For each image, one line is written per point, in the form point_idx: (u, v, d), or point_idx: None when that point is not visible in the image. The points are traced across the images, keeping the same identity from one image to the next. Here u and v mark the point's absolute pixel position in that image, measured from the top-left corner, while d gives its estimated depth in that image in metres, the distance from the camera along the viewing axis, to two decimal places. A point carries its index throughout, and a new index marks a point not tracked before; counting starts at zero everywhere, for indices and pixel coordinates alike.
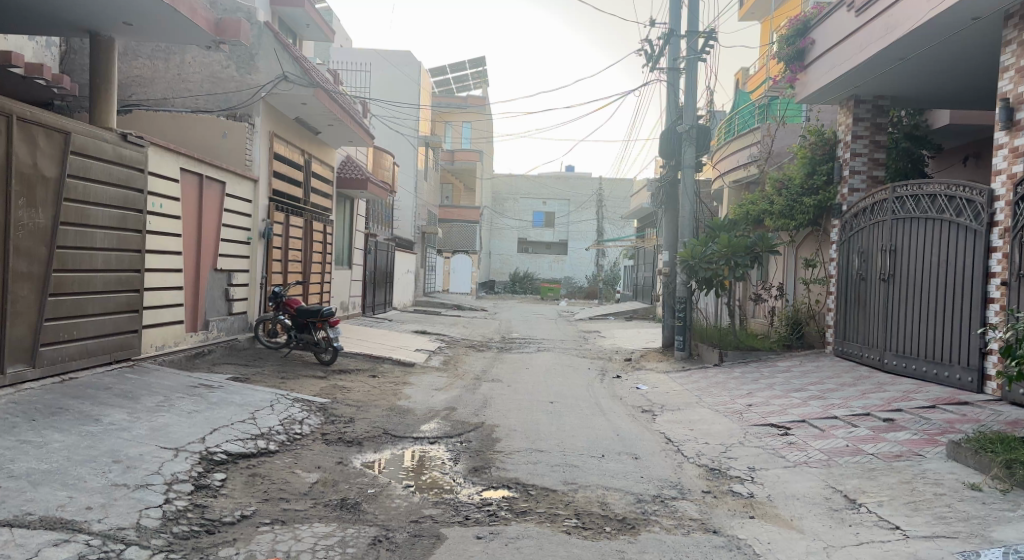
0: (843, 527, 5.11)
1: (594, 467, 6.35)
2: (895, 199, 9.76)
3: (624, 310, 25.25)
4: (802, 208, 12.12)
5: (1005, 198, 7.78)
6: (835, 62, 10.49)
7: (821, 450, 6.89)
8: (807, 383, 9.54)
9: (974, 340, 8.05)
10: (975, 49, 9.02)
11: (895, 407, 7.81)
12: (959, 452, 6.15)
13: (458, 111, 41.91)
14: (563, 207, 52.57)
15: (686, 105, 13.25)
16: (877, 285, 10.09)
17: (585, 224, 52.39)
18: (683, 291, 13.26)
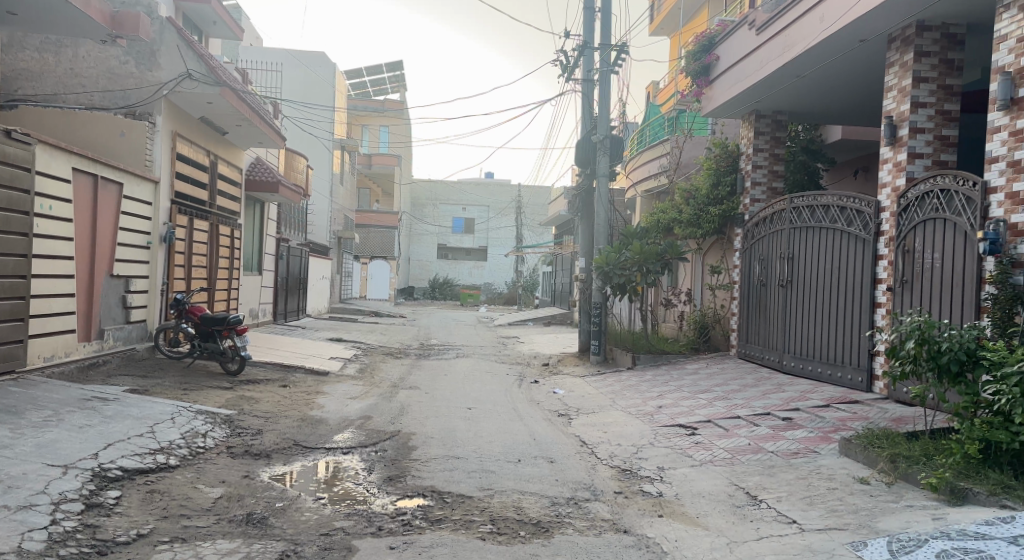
0: (745, 523, 5.35)
1: (509, 472, 6.39)
2: (792, 209, 10.32)
3: (542, 316, 25.56)
4: (708, 217, 12.64)
5: (890, 209, 8.33)
6: (738, 77, 11.00)
7: (724, 449, 7.18)
8: (713, 384, 9.92)
9: (864, 342, 8.59)
10: (862, 69, 9.65)
11: (793, 406, 8.23)
12: (849, 448, 6.54)
13: (375, 114, 41.33)
14: (483, 213, 52.75)
15: (601, 115, 13.55)
16: (776, 291, 10.63)
17: (505, 231, 52.69)
18: (598, 296, 13.53)
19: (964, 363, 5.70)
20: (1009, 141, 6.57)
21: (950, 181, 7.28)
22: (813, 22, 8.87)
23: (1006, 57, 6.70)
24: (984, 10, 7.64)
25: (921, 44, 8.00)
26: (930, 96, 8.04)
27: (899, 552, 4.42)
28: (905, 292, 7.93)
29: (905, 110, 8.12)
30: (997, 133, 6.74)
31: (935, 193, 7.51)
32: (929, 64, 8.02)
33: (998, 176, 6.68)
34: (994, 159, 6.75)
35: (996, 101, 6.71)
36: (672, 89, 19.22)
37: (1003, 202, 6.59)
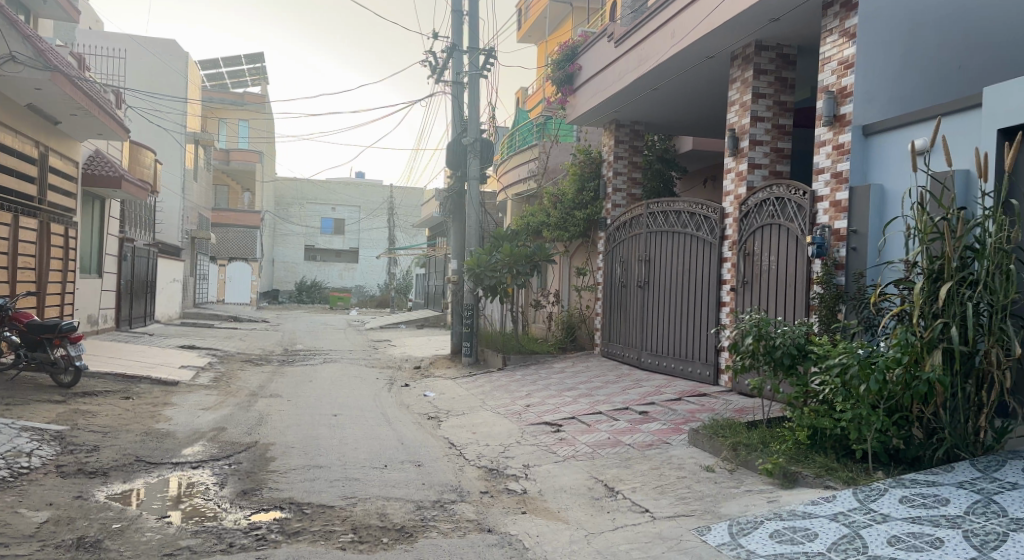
0: (603, 514, 5.56)
1: (375, 478, 6.26)
2: (649, 214, 10.88)
3: (415, 318, 25.35)
4: (574, 221, 13.05)
5: (733, 215, 8.99)
6: (599, 86, 11.45)
7: (586, 444, 7.43)
8: (578, 382, 10.26)
9: (712, 339, 9.21)
10: (709, 84, 10.35)
11: (649, 400, 8.68)
12: (697, 438, 6.99)
13: (232, 108, 39.33)
14: (353, 214, 51.56)
15: (470, 118, 13.65)
16: (635, 292, 11.20)
17: (377, 233, 51.77)
18: (470, 298, 13.59)
19: (795, 357, 6.24)
20: (832, 154, 7.28)
21: (784, 190, 7.96)
22: (665, 37, 9.39)
23: (829, 77, 7.41)
24: (811, 34, 8.42)
25: (759, 62, 8.68)
26: (767, 111, 8.74)
27: (738, 534, 4.75)
28: (746, 292, 8.57)
29: (746, 123, 8.78)
30: (823, 147, 7.45)
31: (772, 201, 8.16)
32: (765, 82, 8.72)
33: (823, 186, 7.39)
34: (820, 170, 7.46)
35: (822, 117, 7.41)
36: (540, 95, 19.66)
37: (828, 209, 7.29)
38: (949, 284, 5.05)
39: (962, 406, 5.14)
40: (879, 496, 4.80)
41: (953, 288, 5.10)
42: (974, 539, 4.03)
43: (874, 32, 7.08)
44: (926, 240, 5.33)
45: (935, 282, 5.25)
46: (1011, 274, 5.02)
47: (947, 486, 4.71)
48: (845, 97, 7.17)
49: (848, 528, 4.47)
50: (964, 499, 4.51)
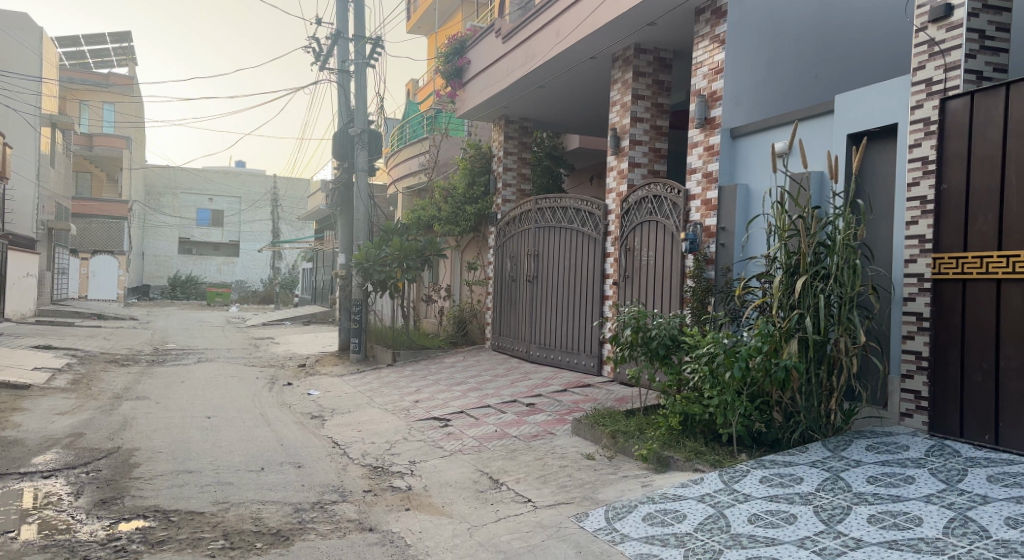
0: (486, 506, 5.59)
1: (249, 482, 6.00)
2: (537, 210, 11.07)
3: (300, 315, 24.53)
4: (464, 216, 13.05)
5: (615, 212, 9.28)
6: (487, 82, 11.51)
7: (473, 437, 7.46)
8: (467, 376, 10.30)
9: (596, 332, 9.50)
10: (592, 84, 10.63)
11: (536, 392, 8.84)
12: (579, 428, 7.17)
13: (93, 89, 36.59)
14: (233, 205, 49.36)
15: (357, 108, 13.35)
16: (524, 286, 11.36)
17: (258, 225, 50.08)
18: (358, 293, 13.30)
19: (669, 347, 6.55)
20: (704, 155, 7.70)
21: (661, 188, 8.31)
22: (549, 35, 9.55)
23: (701, 82, 7.82)
24: (685, 39, 8.83)
25: (638, 65, 9.02)
26: (646, 112, 9.08)
27: (614, 519, 4.92)
28: (627, 286, 8.86)
29: (627, 123, 9.09)
30: (696, 147, 7.87)
31: (650, 199, 8.50)
32: (644, 84, 9.06)
33: (696, 185, 7.78)
34: (693, 170, 7.86)
35: (694, 120, 7.83)
36: (431, 88, 19.53)
37: (699, 207, 7.68)
38: (804, 278, 5.43)
39: (816, 390, 5.52)
40: (742, 477, 5.11)
41: (807, 281, 5.48)
42: (822, 514, 4.36)
43: (740, 40, 7.50)
44: (784, 237, 5.72)
45: (792, 276, 5.65)
46: (857, 268, 5.44)
47: (801, 466, 5.07)
48: (715, 101, 7.59)
49: (713, 508, 4.74)
50: (816, 477, 4.87)
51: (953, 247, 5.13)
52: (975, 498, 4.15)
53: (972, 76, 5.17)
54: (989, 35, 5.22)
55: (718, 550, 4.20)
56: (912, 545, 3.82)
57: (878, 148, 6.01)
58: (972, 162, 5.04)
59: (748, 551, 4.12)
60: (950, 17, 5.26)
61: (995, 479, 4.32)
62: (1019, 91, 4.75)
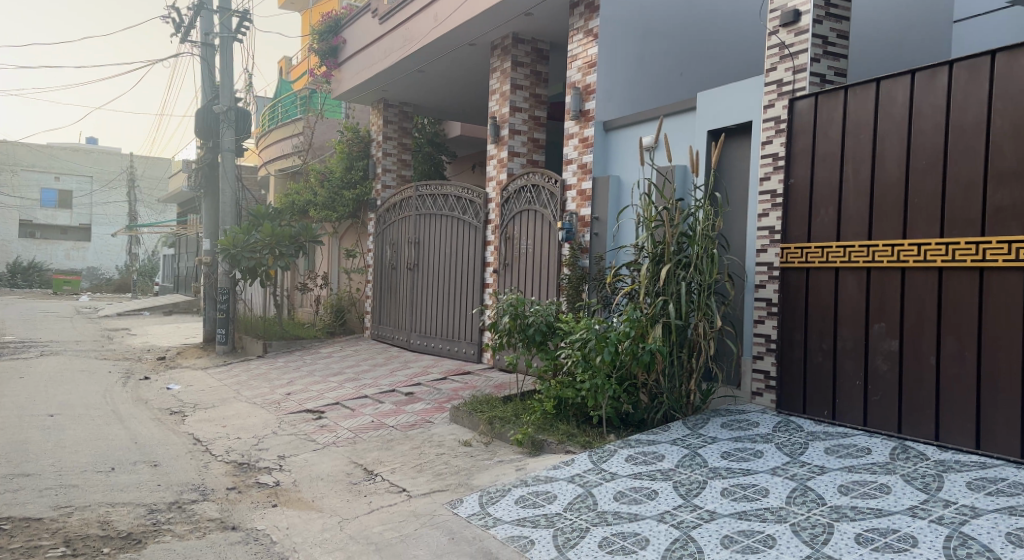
0: (359, 498, 5.43)
1: (97, 484, 5.55)
2: (418, 197, 10.93)
3: (161, 304, 22.96)
4: (342, 201, 12.66)
5: (495, 200, 9.33)
6: (363, 64, 11.21)
7: (348, 429, 7.27)
8: (344, 367, 10.05)
9: (475, 319, 9.53)
10: (471, 71, 10.61)
11: (415, 381, 8.76)
12: (457, 415, 7.16)
13: None
14: (82, 185, 45.27)
15: (223, 84, 12.62)
16: (404, 274, 11.21)
17: (113, 208, 46.42)
18: (226, 281, 12.61)
19: (545, 333, 6.67)
20: (579, 146, 7.89)
21: (539, 178, 8.44)
22: (427, 19, 9.42)
23: (576, 75, 7.99)
24: (562, 31, 8.99)
25: (516, 54, 9.09)
26: (524, 102, 9.18)
27: (487, 503, 4.95)
28: (507, 274, 8.93)
29: (506, 112, 9.13)
30: (571, 139, 8.04)
31: (529, 188, 8.60)
32: (522, 74, 9.16)
33: (571, 176, 7.97)
34: (569, 161, 8.03)
35: (570, 111, 7.99)
36: (305, 67, 18.86)
37: (575, 197, 7.87)
38: (668, 266, 5.71)
39: (678, 371, 5.82)
40: (609, 456, 5.29)
41: (671, 270, 5.77)
42: (680, 489, 4.60)
43: (612, 34, 7.72)
44: (651, 226, 5.97)
45: (658, 264, 5.91)
46: (715, 257, 5.78)
47: (663, 444, 5.33)
48: (589, 94, 7.77)
49: (582, 488, 4.88)
50: (676, 454, 5.13)
51: (799, 238, 5.54)
52: (814, 469, 4.52)
53: (816, 79, 5.58)
54: (831, 41, 5.64)
55: (585, 529, 4.33)
56: (758, 515, 4.10)
57: (735, 144, 6.39)
58: (816, 159, 5.45)
59: (613, 527, 4.27)
60: (799, 23, 5.65)
61: (830, 451, 4.72)
62: (855, 95, 5.18)
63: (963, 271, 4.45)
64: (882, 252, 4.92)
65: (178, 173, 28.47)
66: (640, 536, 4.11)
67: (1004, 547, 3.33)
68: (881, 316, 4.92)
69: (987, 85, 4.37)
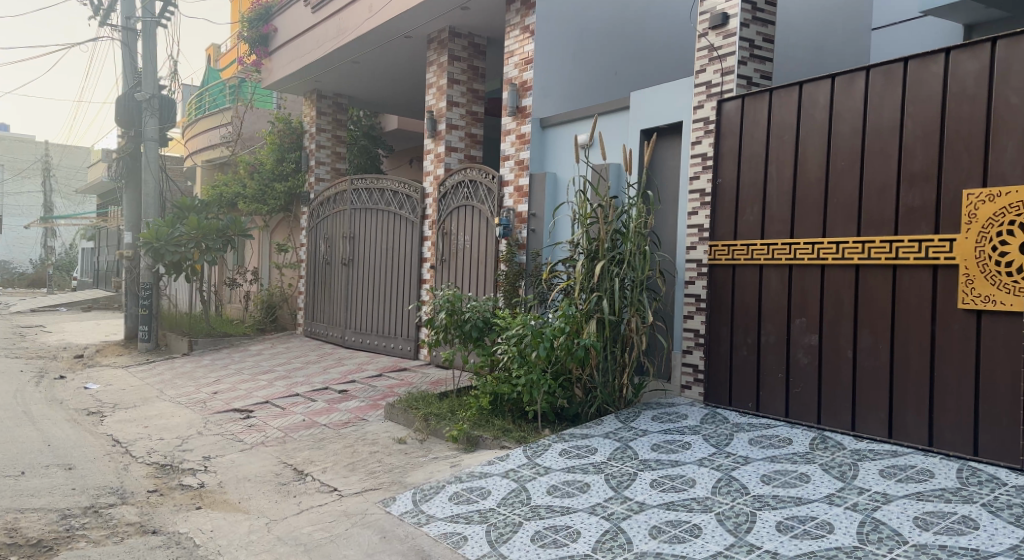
0: (287, 499, 5.31)
1: (5, 489, 5.26)
2: (353, 190, 10.74)
3: (79, 300, 21.90)
4: (273, 194, 12.32)
5: (432, 195, 9.25)
6: (295, 54, 10.94)
7: (278, 428, 7.09)
8: (274, 364, 9.80)
9: (412, 315, 9.45)
10: (407, 64, 10.49)
11: (349, 379, 8.62)
12: (392, 413, 7.09)
13: None
14: None
15: (145, 70, 12.10)
16: (339, 269, 11.02)
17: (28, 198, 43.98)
18: (148, 275, 12.10)
19: (482, 329, 6.65)
20: (516, 143, 7.90)
21: (476, 173, 8.41)
22: (362, 10, 9.25)
23: (513, 71, 8.00)
24: (499, 27, 8.99)
25: (453, 48, 9.04)
26: (462, 97, 9.14)
27: (421, 501, 4.91)
28: (444, 270, 8.88)
29: (443, 107, 9.07)
30: (508, 135, 8.05)
31: (466, 183, 8.56)
32: (459, 68, 9.11)
33: (509, 172, 7.97)
34: (506, 157, 8.04)
35: (507, 107, 8.00)
36: (235, 55, 18.31)
37: (512, 194, 7.88)
38: (602, 263, 5.78)
39: (611, 366, 5.90)
40: (544, 451, 5.33)
41: (605, 266, 5.85)
42: (612, 481, 4.67)
43: (549, 31, 7.77)
44: (586, 223, 6.04)
45: (592, 260, 5.99)
46: (647, 254, 5.89)
47: (597, 437, 5.40)
48: (525, 90, 7.79)
49: (516, 483, 4.90)
50: (608, 447, 5.21)
51: (726, 236, 5.70)
52: (739, 459, 4.66)
53: (743, 81, 5.74)
54: (758, 44, 5.81)
55: (517, 523, 4.34)
56: (686, 505, 4.21)
57: (667, 144, 6.52)
58: (743, 160, 5.62)
59: (545, 521, 4.30)
60: (726, 26, 5.79)
61: (754, 442, 4.88)
62: (779, 98, 5.36)
63: (877, 267, 4.66)
64: (803, 249, 5.11)
65: (97, 162, 27.14)
66: (572, 529, 4.15)
67: (912, 530, 3.51)
68: (802, 312, 5.11)
69: (901, 90, 4.59)
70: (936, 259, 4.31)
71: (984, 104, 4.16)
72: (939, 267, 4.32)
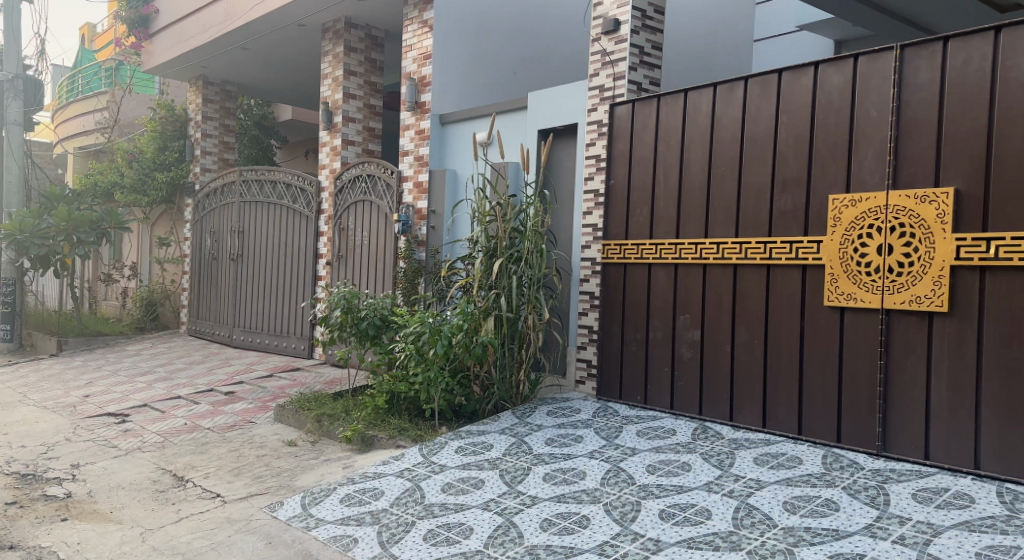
0: (166, 506, 5.03)
1: None
2: (243, 182, 10.31)
3: None
4: (154, 184, 11.64)
5: (328, 189, 9.01)
6: (179, 37, 10.38)
7: (156, 433, 6.71)
8: (155, 365, 9.26)
9: (305, 313, 9.19)
10: (301, 53, 10.18)
11: (237, 380, 8.27)
12: (282, 414, 6.86)
13: None
14: None
15: (7, 47, 11.16)
16: (226, 264, 10.55)
17: None
18: (11, 270, 11.13)
19: (379, 327, 6.53)
20: (415, 138, 7.82)
21: (374, 167, 8.27)
22: None
23: (411, 65, 7.93)
24: (396, 20, 8.89)
25: (349, 39, 8.85)
26: (358, 89, 8.98)
27: (310, 504, 4.77)
28: (341, 266, 8.67)
29: (339, 98, 8.87)
30: (407, 130, 7.96)
31: (363, 178, 8.40)
32: (356, 60, 8.94)
33: (407, 168, 7.89)
34: (405, 152, 7.95)
35: (405, 102, 7.90)
36: (110, 36, 17.20)
37: (411, 189, 7.80)
38: (500, 260, 5.82)
39: (509, 363, 5.95)
40: (439, 449, 5.31)
41: (503, 263, 5.89)
42: (506, 476, 4.72)
43: (447, 28, 7.75)
44: (484, 221, 6.07)
45: (491, 258, 6.02)
46: (544, 252, 5.97)
47: (492, 433, 5.44)
48: (424, 86, 7.74)
49: (410, 482, 4.86)
50: (504, 442, 5.27)
51: (618, 235, 5.87)
52: (627, 451, 4.82)
53: (633, 87, 5.95)
54: (647, 51, 6.03)
55: (410, 523, 4.31)
56: (576, 497, 4.30)
57: (563, 144, 6.65)
58: (634, 161, 5.80)
59: (438, 519, 4.29)
60: (618, 31, 5.97)
61: (642, 434, 5.06)
62: (666, 103, 5.57)
63: (754, 267, 4.94)
64: (688, 249, 5.34)
65: None
66: (464, 525, 4.16)
67: (781, 514, 3.74)
68: (686, 309, 5.35)
69: (775, 100, 4.88)
70: (805, 260, 4.62)
71: (846, 115, 4.49)
72: (808, 267, 4.63)
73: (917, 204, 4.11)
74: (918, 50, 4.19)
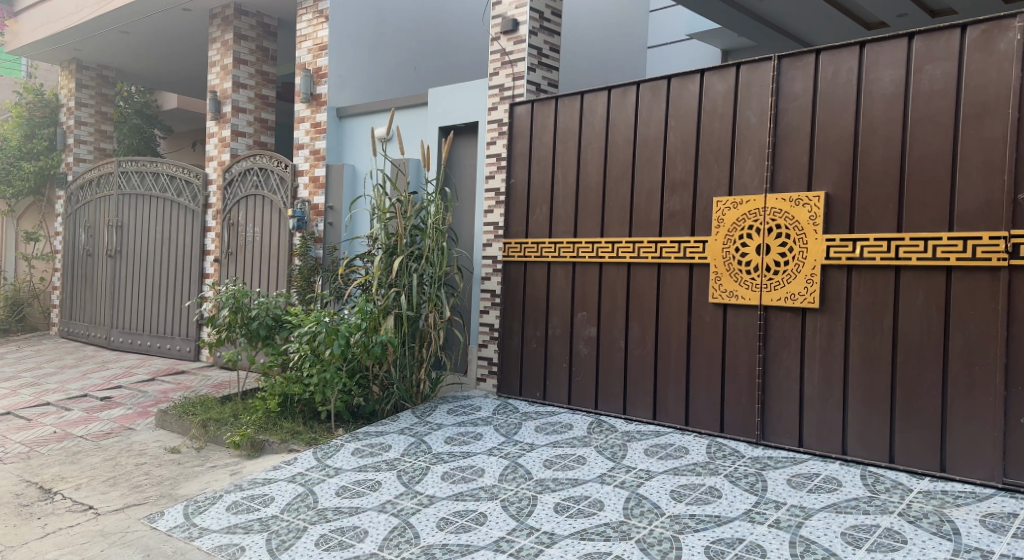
0: (29, 521, 4.65)
1: None
2: (122, 173, 9.68)
3: None
4: (20, 174, 10.77)
5: (217, 182, 8.61)
6: (49, 16, 9.63)
7: (20, 443, 6.19)
8: (20, 370, 8.55)
9: (191, 313, 8.77)
10: (186, 38, 9.68)
11: (114, 384, 7.77)
12: (164, 420, 6.50)
13: None
14: None
15: None
16: (102, 261, 9.88)
17: None
18: None
19: (270, 327, 6.30)
20: (311, 131, 7.60)
21: (267, 161, 7.97)
22: None
23: (306, 56, 7.70)
24: (290, 9, 8.60)
25: (239, 26, 8.49)
26: (249, 79, 8.64)
27: (193, 513, 4.53)
28: (231, 264, 8.31)
29: (229, 88, 8.50)
30: (303, 123, 7.72)
31: (255, 171, 8.08)
32: (247, 48, 8.59)
33: (304, 161, 7.66)
34: (301, 145, 7.72)
35: (301, 95, 7.66)
36: None
37: (308, 184, 7.57)
38: (399, 258, 5.75)
39: (408, 362, 5.88)
40: (335, 451, 5.18)
41: (403, 261, 5.83)
42: (403, 477, 4.66)
43: (343, 20, 7.58)
44: (384, 218, 5.97)
45: (390, 255, 5.93)
46: (445, 250, 5.95)
47: (391, 434, 5.36)
48: (321, 77, 7.54)
49: (303, 487, 4.71)
50: (403, 442, 5.20)
51: (517, 234, 5.93)
52: (524, 447, 4.87)
53: (532, 88, 6.02)
54: (545, 53, 6.11)
55: (302, 528, 4.18)
56: (473, 495, 4.31)
57: (463, 142, 6.65)
58: (533, 161, 5.86)
59: (331, 523, 4.18)
60: (516, 32, 6.01)
61: (539, 429, 5.13)
62: (564, 105, 5.67)
63: (646, 265, 5.10)
64: (585, 248, 5.45)
65: None
66: (359, 529, 4.08)
67: (668, 502, 3.89)
68: (583, 306, 5.47)
69: (665, 105, 5.06)
70: (692, 259, 4.82)
71: (730, 121, 4.72)
72: (694, 266, 4.83)
73: (792, 207, 4.37)
74: (794, 62, 4.46)
